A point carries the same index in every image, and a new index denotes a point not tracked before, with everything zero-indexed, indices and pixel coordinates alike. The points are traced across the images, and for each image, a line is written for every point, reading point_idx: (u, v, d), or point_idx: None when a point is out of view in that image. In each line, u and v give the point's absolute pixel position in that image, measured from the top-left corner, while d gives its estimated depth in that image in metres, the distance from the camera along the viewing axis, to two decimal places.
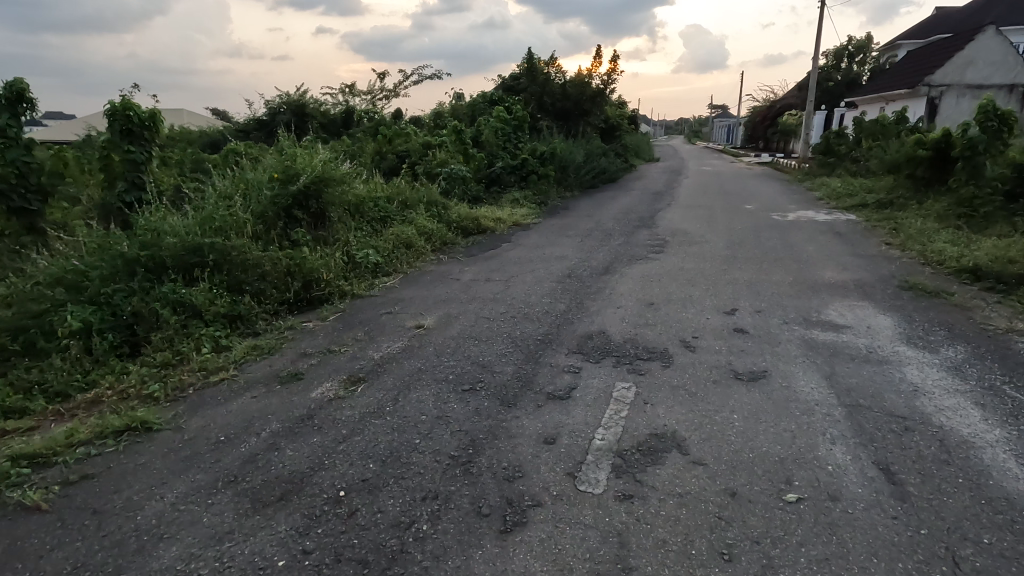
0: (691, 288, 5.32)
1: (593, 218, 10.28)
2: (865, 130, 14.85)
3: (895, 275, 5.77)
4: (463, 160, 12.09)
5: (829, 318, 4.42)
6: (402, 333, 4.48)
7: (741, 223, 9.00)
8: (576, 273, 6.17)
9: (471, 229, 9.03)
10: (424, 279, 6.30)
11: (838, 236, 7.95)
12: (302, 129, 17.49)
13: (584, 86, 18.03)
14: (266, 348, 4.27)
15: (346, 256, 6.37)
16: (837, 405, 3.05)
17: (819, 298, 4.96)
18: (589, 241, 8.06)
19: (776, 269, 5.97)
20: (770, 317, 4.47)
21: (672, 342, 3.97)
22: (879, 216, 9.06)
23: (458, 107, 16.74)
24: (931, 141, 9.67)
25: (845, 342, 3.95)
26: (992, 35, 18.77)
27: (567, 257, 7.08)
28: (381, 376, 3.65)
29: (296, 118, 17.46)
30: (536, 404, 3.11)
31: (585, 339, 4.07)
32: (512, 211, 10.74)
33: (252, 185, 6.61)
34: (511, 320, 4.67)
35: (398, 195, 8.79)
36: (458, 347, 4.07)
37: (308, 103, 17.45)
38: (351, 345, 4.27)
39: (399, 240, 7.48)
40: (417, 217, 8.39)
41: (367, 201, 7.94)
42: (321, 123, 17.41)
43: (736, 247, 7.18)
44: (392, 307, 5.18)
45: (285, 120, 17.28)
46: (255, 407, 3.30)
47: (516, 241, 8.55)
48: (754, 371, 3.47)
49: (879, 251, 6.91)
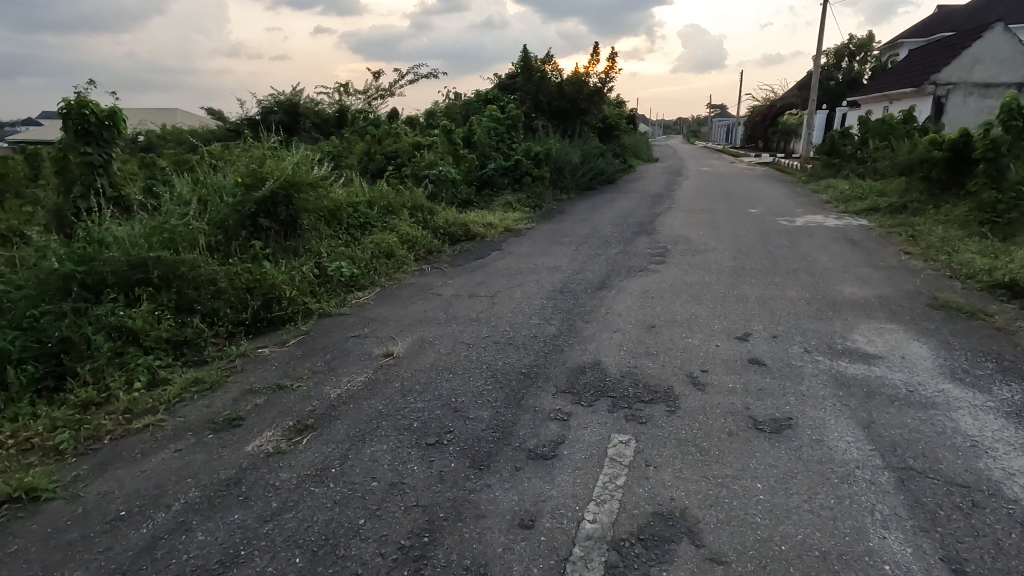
0: (697, 307, 4.77)
1: (589, 223, 9.72)
2: (872, 130, 14.31)
3: (921, 290, 5.22)
4: (453, 162, 11.52)
5: (857, 346, 3.86)
6: (368, 363, 3.91)
7: (746, 229, 8.44)
8: (570, 287, 5.61)
9: (458, 236, 8.47)
10: (402, 294, 5.74)
11: (852, 244, 7.39)
12: (293, 129, 16.93)
13: (581, 85, 17.48)
14: (208, 383, 3.69)
15: (316, 270, 5.79)
16: (883, 469, 2.48)
17: (842, 320, 4.40)
18: (585, 250, 7.50)
19: (789, 284, 5.41)
20: (789, 345, 3.91)
21: (677, 378, 3.41)
22: (894, 221, 8.50)
23: (451, 106, 16.18)
24: (949, 141, 9.11)
25: (878, 378, 3.39)
26: (1001, 32, 18.21)
27: (560, 268, 6.51)
28: (333, 422, 3.08)
29: (288, 118, 16.93)
30: (513, 466, 2.55)
31: (576, 374, 3.51)
32: (504, 215, 10.20)
33: (214, 191, 6.02)
34: (493, 347, 4.10)
35: (381, 199, 8.22)
36: (427, 384, 3.50)
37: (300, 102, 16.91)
38: (306, 379, 3.70)
39: (377, 250, 6.91)
40: (399, 223, 7.81)
41: (344, 206, 7.36)
42: (314, 123, 16.85)
43: (744, 257, 6.62)
44: (361, 330, 4.61)
45: (276, 120, 16.73)
46: (174, 466, 2.72)
47: (506, 249, 8.00)
48: (777, 419, 2.91)
49: (899, 262, 6.36)
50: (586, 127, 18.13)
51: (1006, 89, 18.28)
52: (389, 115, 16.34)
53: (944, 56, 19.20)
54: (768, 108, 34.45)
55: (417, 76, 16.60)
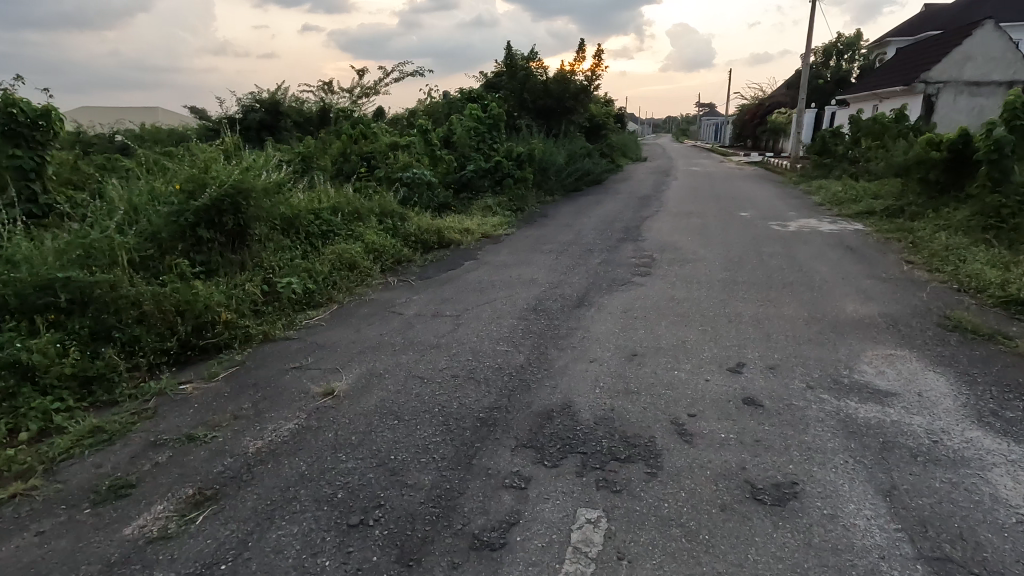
0: (684, 331, 4.26)
1: (572, 228, 9.20)
2: (864, 129, 13.93)
3: (930, 307, 4.75)
4: (430, 164, 10.97)
5: (866, 381, 3.36)
6: (302, 406, 3.35)
7: (737, 235, 7.97)
8: (545, 304, 5.08)
9: (431, 244, 7.91)
10: (360, 314, 5.19)
11: (850, 252, 6.93)
12: (275, 129, 16.31)
13: (567, 82, 16.96)
14: (107, 431, 3.11)
15: (264, 287, 5.22)
16: (913, 561, 1.98)
17: (847, 345, 3.91)
18: (566, 260, 6.96)
19: (785, 300, 4.93)
20: (787, 379, 3.40)
21: (659, 425, 2.89)
22: (891, 227, 8.07)
23: (433, 105, 15.59)
24: (948, 142, 8.69)
25: (894, 423, 2.89)
26: (992, 30, 17.90)
27: (538, 280, 5.99)
28: (240, 490, 2.52)
29: (269, 116, 16.20)
30: (450, 563, 2.02)
31: (541, 420, 2.97)
32: (482, 220, 9.66)
33: (149, 200, 5.42)
34: (450, 382, 3.56)
35: (347, 204, 7.65)
36: (365, 434, 2.95)
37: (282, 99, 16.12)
38: (224, 426, 3.13)
39: (339, 262, 6.35)
40: (365, 232, 7.23)
41: (303, 214, 6.78)
42: (296, 122, 16.24)
43: (735, 267, 6.13)
44: (303, 361, 4.05)
45: (257, 119, 16.11)
46: (26, 561, 2.15)
47: (482, 257, 7.47)
48: (780, 484, 2.40)
49: (902, 273, 5.90)
50: (573, 126, 17.61)
51: (997, 87, 17.97)
52: (375, 112, 15.68)
53: (934, 54, 18.87)
54: (757, 106, 34.11)
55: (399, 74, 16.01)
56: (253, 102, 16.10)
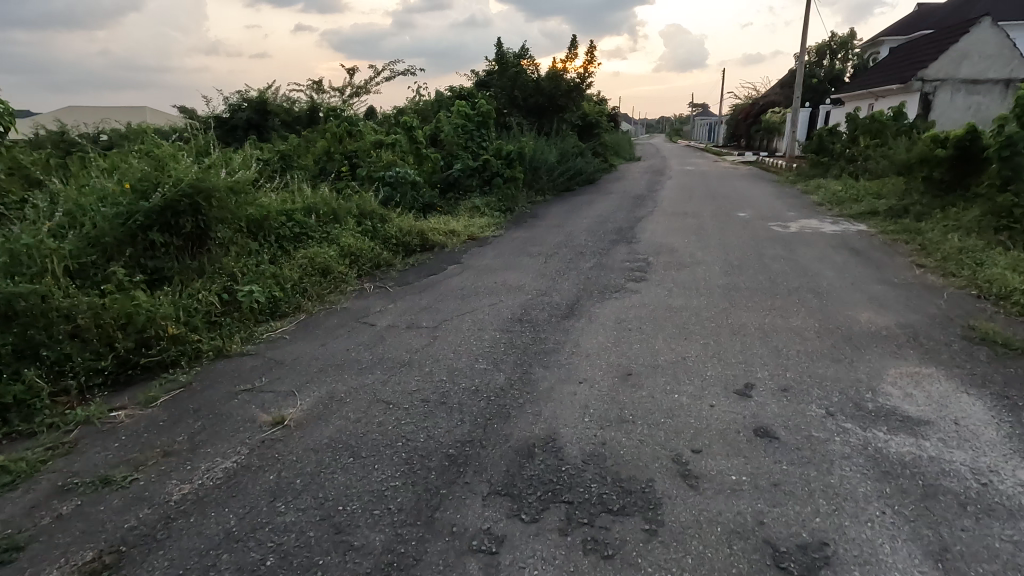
0: (684, 345, 3.84)
1: (563, 230, 8.78)
2: (861, 127, 13.61)
3: (950, 316, 4.35)
4: (415, 163, 10.52)
5: (893, 407, 2.94)
6: (245, 438, 2.89)
7: (736, 236, 7.57)
8: (532, 314, 4.66)
9: (412, 246, 7.46)
10: (329, 325, 4.74)
11: (856, 255, 6.53)
12: (262, 127, 15.81)
13: (559, 79, 16.53)
14: (11, 472, 2.63)
15: (223, 295, 4.75)
16: None
17: (866, 363, 3.50)
18: (555, 264, 6.53)
19: (792, 309, 4.51)
20: (803, 404, 2.98)
21: (658, 465, 2.46)
22: (896, 228, 7.69)
23: (423, 103, 15.13)
24: (954, 139, 8.32)
25: (932, 460, 2.48)
26: (989, 27, 17.61)
27: (524, 286, 5.57)
28: (150, 556, 2.07)
29: (256, 115, 15.67)
30: None
31: (519, 460, 2.53)
32: (469, 221, 9.21)
33: (94, 201, 4.93)
34: (417, 409, 3.11)
35: (322, 204, 7.18)
36: (312, 476, 2.50)
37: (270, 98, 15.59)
38: (150, 466, 2.67)
39: (310, 266, 5.89)
40: (341, 234, 6.76)
41: (272, 214, 6.30)
42: (285, 120, 15.71)
43: (736, 272, 5.73)
44: (256, 381, 3.58)
45: (244, 118, 15.62)
46: None
47: (466, 261, 7.03)
48: (808, 545, 1.98)
49: (914, 278, 5.51)
50: (565, 124, 17.19)
51: (994, 85, 17.69)
52: (365, 110, 15.19)
53: (930, 51, 18.57)
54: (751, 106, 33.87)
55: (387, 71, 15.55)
56: (240, 100, 15.58)
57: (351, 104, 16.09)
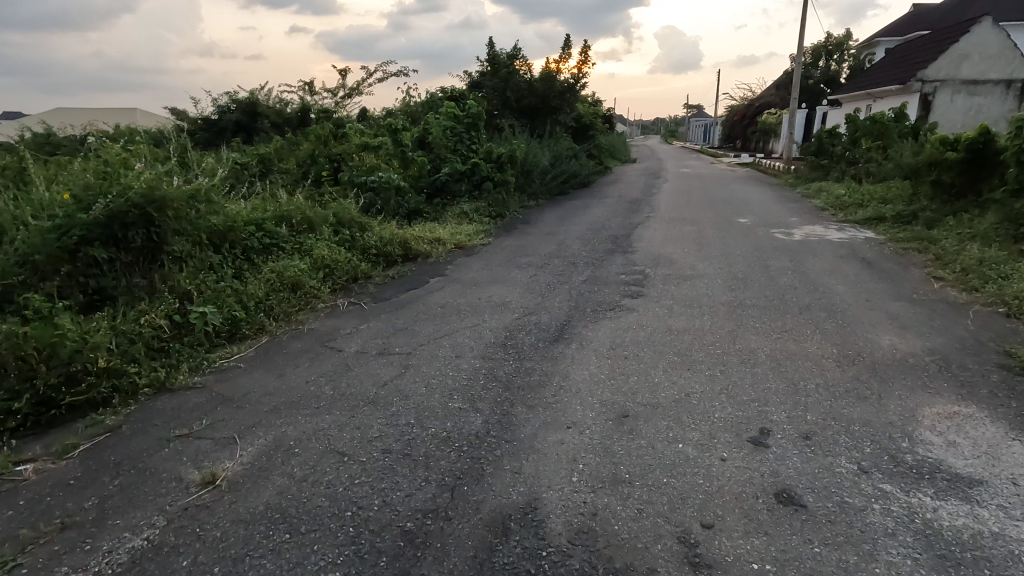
0: (686, 377, 3.38)
1: (555, 237, 8.33)
2: (863, 129, 13.22)
3: (981, 340, 3.92)
4: (401, 166, 10.05)
5: (936, 461, 2.50)
6: (165, 503, 2.41)
7: (737, 245, 7.13)
8: (518, 338, 4.19)
9: (393, 257, 6.99)
10: (292, 350, 4.26)
11: (867, 266, 6.10)
12: (252, 129, 15.33)
13: (552, 80, 16.09)
14: None
15: (174, 317, 4.29)
16: None
17: (897, 400, 3.06)
18: (545, 276, 6.08)
19: (807, 332, 4.07)
20: (831, 458, 2.53)
21: (661, 547, 2.01)
22: (906, 236, 7.28)
23: (413, 105, 14.67)
24: (966, 142, 7.90)
25: (996, 539, 2.04)
26: (989, 27, 17.27)
27: (511, 303, 5.11)
28: None
29: (244, 117, 15.19)
30: None
31: (490, 540, 2.08)
32: (456, 228, 8.76)
33: (29, 213, 4.46)
34: (376, 462, 2.65)
35: (296, 212, 6.70)
36: (236, 563, 2.04)
37: (259, 101, 15.10)
38: (42, 545, 2.19)
39: (278, 282, 5.42)
40: (315, 244, 6.28)
41: (239, 224, 5.82)
42: (275, 123, 15.16)
43: (740, 286, 5.29)
44: (194, 424, 3.11)
45: (232, 120, 15.15)
46: None
47: (451, 272, 6.58)
48: None
49: (933, 293, 5.09)
50: (559, 126, 16.76)
51: (995, 86, 17.33)
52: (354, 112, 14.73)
53: (929, 52, 18.21)
54: (746, 107, 33.51)
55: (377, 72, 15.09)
56: (228, 103, 15.09)
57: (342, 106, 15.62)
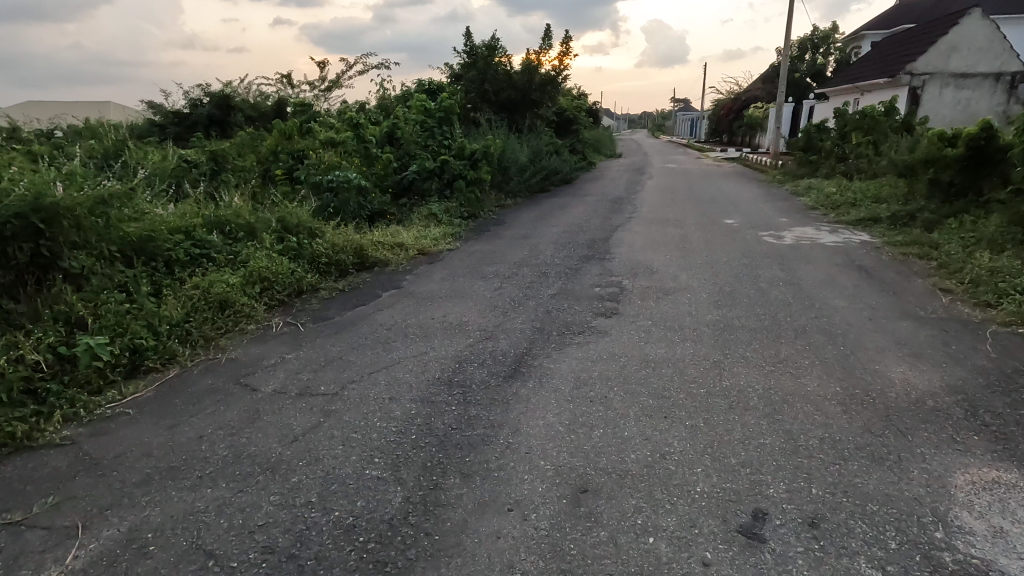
0: (662, 432, 2.76)
1: (528, 241, 7.69)
2: (852, 123, 12.72)
3: (1007, 372, 3.35)
4: (365, 164, 9.34)
5: (983, 565, 1.92)
6: None
7: (724, 251, 6.55)
8: (467, 372, 3.55)
9: (345, 267, 6.30)
10: (199, 389, 3.56)
11: (865, 276, 5.53)
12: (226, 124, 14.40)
13: (533, 72, 15.38)
14: None
15: (56, 350, 3.62)
16: None
17: (920, 462, 2.47)
18: (512, 289, 5.43)
19: (806, 364, 3.47)
20: (847, 562, 1.93)
21: None
22: (905, 240, 6.74)
23: (388, 98, 13.88)
24: (966, 137, 7.36)
25: None
26: (978, 19, 16.83)
27: (467, 325, 4.46)
28: None
29: (217, 111, 14.25)
30: None
31: None
32: (422, 231, 8.07)
33: None
34: (250, 569, 2.00)
35: (234, 217, 6.00)
36: None
37: (232, 94, 14.17)
38: None
39: (202, 300, 4.73)
40: (252, 254, 5.58)
41: (160, 233, 5.12)
42: (250, 117, 14.27)
43: (728, 302, 4.69)
44: (35, 505, 2.43)
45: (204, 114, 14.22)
46: None
47: (408, 284, 5.91)
48: None
49: (942, 309, 4.52)
50: (540, 121, 16.06)
51: (983, 79, 16.86)
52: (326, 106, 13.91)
53: (918, 44, 17.75)
54: (732, 101, 33.04)
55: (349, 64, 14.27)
56: (199, 95, 14.11)
57: (321, 99, 14.79)
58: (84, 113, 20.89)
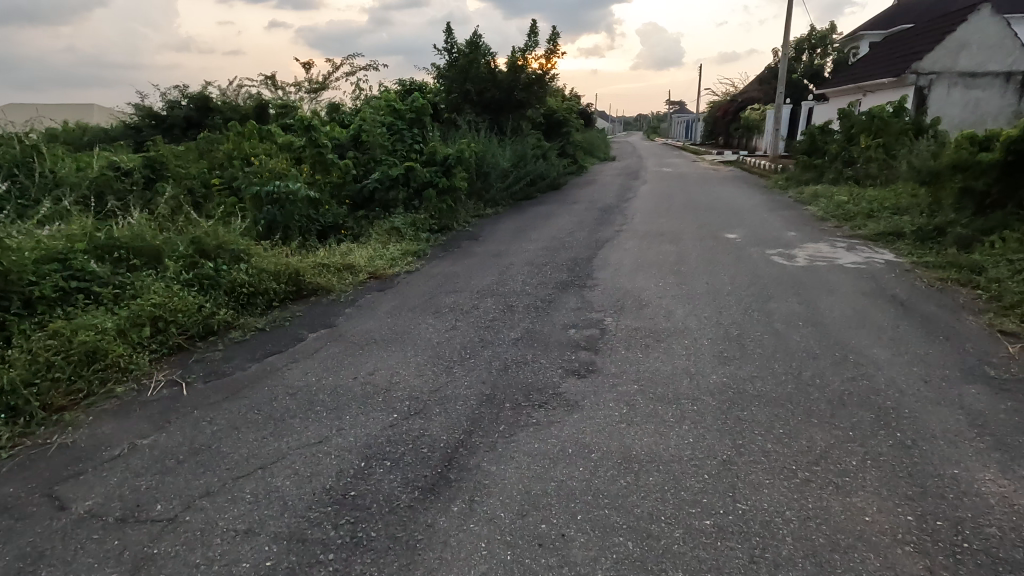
0: None
1: (499, 262, 6.65)
2: (860, 125, 11.72)
3: None
4: (319, 171, 8.29)
5: None
6: None
7: (728, 276, 5.50)
8: (371, 480, 2.49)
9: (274, 297, 5.21)
10: None
11: (902, 311, 4.50)
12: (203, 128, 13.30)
13: (519, 71, 14.33)
14: None
15: None
16: None
17: None
18: (466, 331, 4.36)
19: (857, 471, 2.42)
20: None
21: None
22: (940, 261, 5.72)
23: (366, 99, 12.80)
24: (1004, 141, 6.33)
25: None
26: (989, 15, 15.84)
27: (393, 390, 3.38)
28: None
29: (195, 113, 13.19)
30: None
31: None
32: (379, 249, 7.00)
33: None
34: None
35: (131, 240, 4.92)
36: None
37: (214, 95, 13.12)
38: None
39: (62, 351, 3.64)
40: (147, 287, 4.51)
41: (19, 264, 4.06)
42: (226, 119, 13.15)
43: (737, 355, 3.64)
44: None
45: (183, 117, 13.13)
46: None
47: (342, 320, 4.84)
48: None
49: (1015, 364, 3.48)
50: (526, 123, 15.00)
51: (994, 78, 15.84)
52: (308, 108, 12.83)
53: (924, 41, 16.75)
54: (728, 102, 32.10)
55: (332, 65, 13.24)
56: (178, 96, 13.02)
57: (309, 101, 13.76)
58: (52, 112, 19.66)
